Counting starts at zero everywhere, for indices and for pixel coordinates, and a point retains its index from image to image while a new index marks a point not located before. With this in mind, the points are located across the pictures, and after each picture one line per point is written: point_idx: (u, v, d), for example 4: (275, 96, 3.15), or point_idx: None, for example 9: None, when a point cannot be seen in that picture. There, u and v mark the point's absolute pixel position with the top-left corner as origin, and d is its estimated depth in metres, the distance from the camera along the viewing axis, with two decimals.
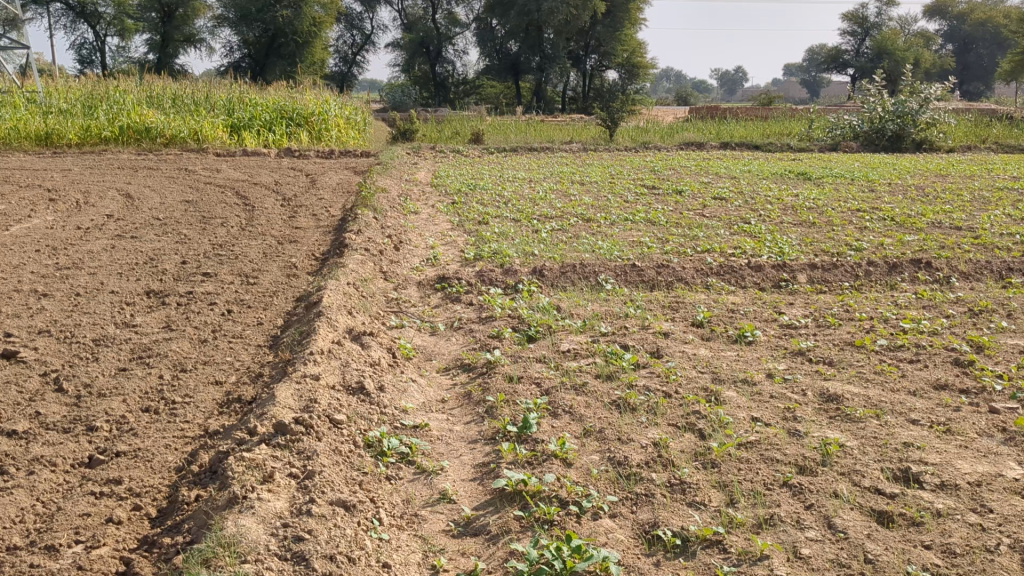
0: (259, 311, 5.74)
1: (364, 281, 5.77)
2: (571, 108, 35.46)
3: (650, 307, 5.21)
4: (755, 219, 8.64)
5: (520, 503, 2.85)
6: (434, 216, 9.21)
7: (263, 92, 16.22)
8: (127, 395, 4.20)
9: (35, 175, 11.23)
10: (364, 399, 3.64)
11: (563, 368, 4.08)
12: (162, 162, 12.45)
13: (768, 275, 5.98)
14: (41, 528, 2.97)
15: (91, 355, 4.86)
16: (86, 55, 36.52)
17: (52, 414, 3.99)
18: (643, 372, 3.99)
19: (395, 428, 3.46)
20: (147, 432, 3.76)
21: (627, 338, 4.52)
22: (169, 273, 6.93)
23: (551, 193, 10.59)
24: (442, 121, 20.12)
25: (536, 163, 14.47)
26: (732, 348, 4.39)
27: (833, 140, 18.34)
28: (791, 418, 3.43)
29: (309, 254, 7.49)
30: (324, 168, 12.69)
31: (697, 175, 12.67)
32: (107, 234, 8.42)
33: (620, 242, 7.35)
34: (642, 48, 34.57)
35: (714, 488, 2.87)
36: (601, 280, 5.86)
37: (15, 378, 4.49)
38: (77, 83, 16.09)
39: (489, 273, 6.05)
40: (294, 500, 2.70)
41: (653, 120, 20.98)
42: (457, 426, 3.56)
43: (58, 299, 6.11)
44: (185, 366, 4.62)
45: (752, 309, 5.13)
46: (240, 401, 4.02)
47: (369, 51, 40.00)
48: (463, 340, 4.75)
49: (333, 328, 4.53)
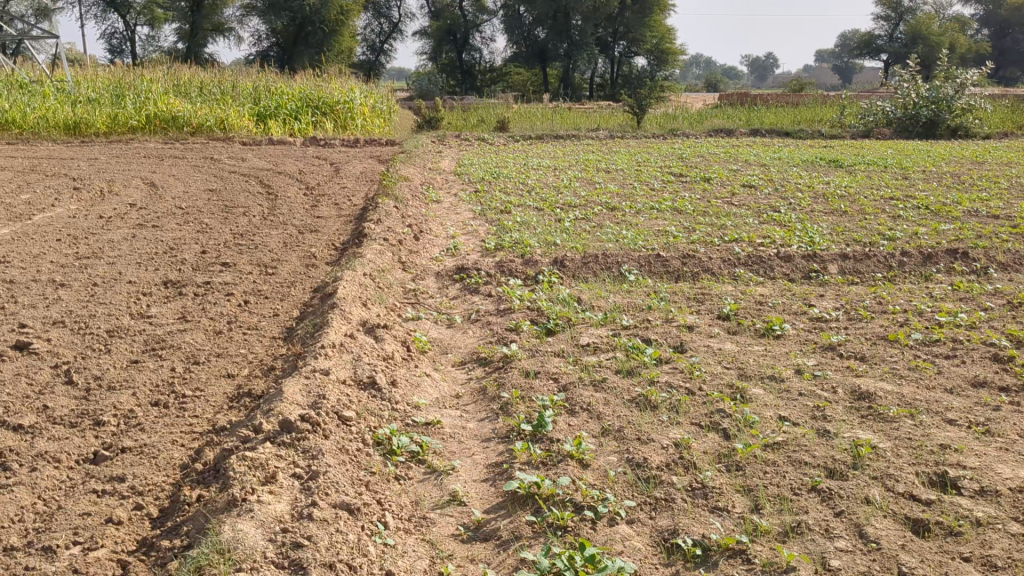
0: (275, 302, 5.64)
1: (381, 271, 5.65)
2: (599, 94, 35.21)
3: (675, 298, 5.06)
4: (784, 207, 8.45)
5: (532, 507, 2.72)
6: (457, 204, 9.09)
7: (290, 80, 16.13)
8: (136, 389, 4.11)
9: (61, 164, 11.22)
10: (374, 395, 3.52)
11: (581, 363, 3.94)
12: (188, 151, 12.41)
13: (798, 266, 5.80)
14: (40, 528, 2.87)
15: (104, 347, 4.78)
16: (116, 45, 36.69)
17: (59, 408, 3.90)
18: (666, 368, 3.85)
19: (406, 424, 3.33)
20: (155, 427, 3.66)
21: (650, 332, 4.37)
22: (188, 263, 6.86)
23: (576, 181, 10.44)
24: (469, 108, 19.96)
25: (561, 150, 14.31)
26: (759, 342, 4.23)
27: (866, 126, 18.03)
28: (821, 418, 3.27)
29: (329, 244, 7.40)
30: (348, 157, 12.59)
31: (726, 162, 12.46)
32: (129, 223, 8.35)
33: (645, 231, 7.20)
34: (672, 34, 34.24)
35: (738, 493, 2.73)
36: (624, 270, 5.71)
37: (25, 370, 4.42)
38: (105, 72, 16.11)
39: (509, 263, 5.92)
40: (296, 502, 2.59)
41: (682, 107, 20.72)
42: (471, 423, 3.44)
43: (75, 289, 6.04)
44: (197, 359, 4.52)
45: (781, 301, 4.96)
46: (251, 395, 3.91)
47: (397, 38, 39.88)
48: (480, 333, 4.63)
49: (347, 320, 4.41)
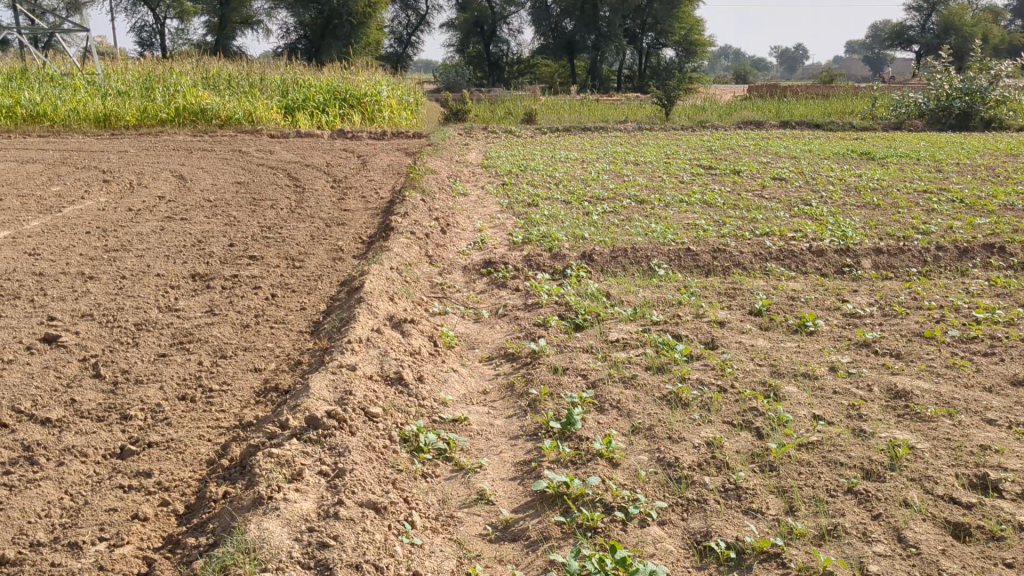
0: (302, 296, 5.63)
1: (409, 265, 5.62)
2: (627, 86, 35.06)
3: (706, 293, 4.99)
4: (816, 201, 8.35)
5: (561, 507, 2.67)
6: (484, 197, 9.05)
7: (317, 73, 16.13)
8: (164, 382, 4.10)
9: (90, 156, 11.28)
10: (401, 391, 3.49)
11: (610, 359, 3.89)
12: (216, 144, 12.44)
13: (830, 260, 5.71)
14: (66, 523, 2.86)
15: (131, 340, 4.78)
16: (146, 38, 36.95)
17: (87, 401, 3.90)
18: (696, 364, 3.79)
19: (433, 421, 3.29)
20: (182, 422, 3.65)
21: (680, 327, 4.31)
22: (216, 256, 6.86)
23: (604, 174, 10.38)
24: (496, 100, 19.89)
25: (589, 142, 14.23)
26: (792, 338, 4.16)
27: (898, 118, 17.81)
28: (856, 417, 3.20)
29: (356, 237, 7.38)
30: (375, 150, 12.58)
31: (756, 154, 12.35)
32: (157, 216, 8.38)
33: (674, 224, 7.12)
34: (700, 25, 33.98)
35: (772, 494, 2.66)
36: (654, 264, 5.64)
37: (54, 364, 4.42)
38: (134, 64, 16.20)
39: (537, 257, 5.87)
40: (323, 501, 2.55)
41: (711, 99, 20.57)
42: (498, 420, 3.39)
43: (104, 282, 6.06)
44: (224, 353, 4.50)
45: (814, 297, 4.88)
46: (277, 390, 3.89)
47: (424, 30, 39.86)
48: (508, 327, 4.59)
49: (374, 315, 4.38)
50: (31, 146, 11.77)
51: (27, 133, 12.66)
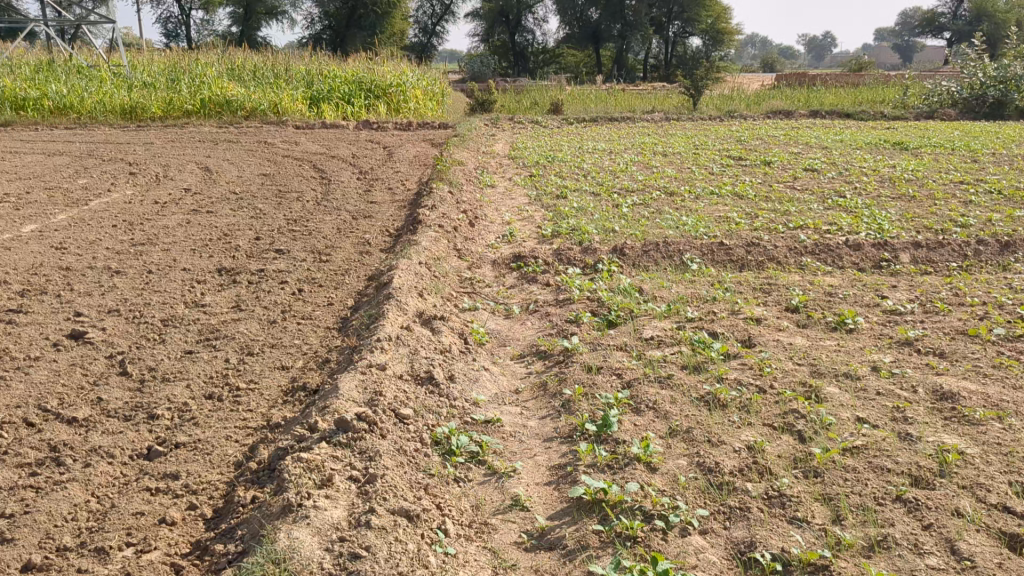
0: (329, 290, 5.57)
1: (437, 259, 5.55)
2: (653, 75, 34.83)
3: (741, 289, 4.89)
4: (850, 192, 8.21)
5: (599, 515, 2.59)
6: (511, 189, 8.97)
7: (343, 63, 16.08)
8: (190, 381, 4.05)
9: (118, 148, 11.29)
10: (432, 391, 3.42)
11: (645, 358, 3.79)
12: (242, 135, 12.42)
13: (867, 255, 5.59)
14: (93, 527, 2.82)
15: (158, 337, 4.74)
16: (171, 29, 37.13)
17: (114, 400, 3.86)
18: (734, 364, 3.69)
19: (465, 423, 3.22)
20: (209, 421, 3.59)
21: (716, 325, 4.21)
22: (242, 249, 6.82)
23: (632, 165, 10.26)
24: (521, 90, 19.78)
25: (616, 133, 14.11)
26: (832, 337, 4.05)
27: (930, 107, 17.57)
28: (902, 419, 3.10)
29: (383, 230, 7.32)
30: (401, 141, 12.52)
31: (786, 145, 12.19)
32: (184, 209, 8.35)
33: (706, 217, 7.01)
34: (727, 13, 33.65)
35: (818, 502, 2.57)
36: (686, 259, 5.54)
37: (81, 361, 4.38)
38: (161, 56, 16.21)
39: (567, 251, 5.78)
40: (354, 508, 2.48)
41: (739, 88, 20.35)
42: (532, 421, 3.31)
43: (130, 277, 6.03)
44: (251, 350, 4.45)
45: (852, 293, 4.76)
46: (306, 389, 3.83)
47: (449, 20, 39.77)
48: (539, 324, 4.50)
49: (403, 312, 4.31)
50: (58, 138, 11.80)
51: (55, 124, 12.69)
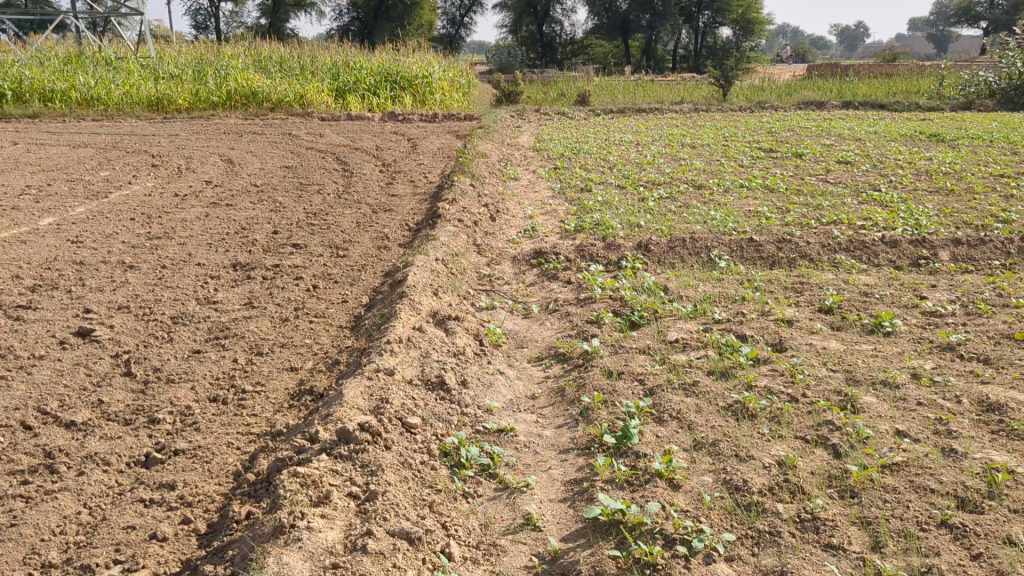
0: (345, 287, 5.41)
1: (455, 256, 5.38)
2: (683, 66, 34.52)
3: (771, 288, 4.67)
4: (885, 186, 7.95)
5: (617, 538, 2.40)
6: (535, 182, 8.78)
7: (369, 55, 15.91)
8: (195, 382, 3.90)
9: (142, 140, 11.21)
10: (443, 397, 3.24)
11: (669, 363, 3.59)
12: (267, 127, 12.31)
13: (905, 252, 5.35)
14: (81, 542, 2.66)
15: (166, 335, 4.59)
16: (202, 21, 37.27)
17: (115, 403, 3.70)
18: (764, 370, 3.49)
19: (477, 432, 3.04)
20: (211, 427, 3.43)
21: (745, 327, 4.00)
22: (259, 244, 6.67)
23: (660, 157, 10.04)
24: (549, 82, 19.53)
25: (644, 124, 13.87)
26: (869, 341, 3.83)
27: (966, 98, 17.18)
28: (946, 434, 2.88)
29: (402, 225, 7.15)
30: (426, 132, 12.35)
31: (818, 136, 11.91)
32: (203, 201, 8.23)
33: (735, 211, 6.78)
34: (758, 3, 33.17)
35: (854, 526, 2.37)
36: (714, 256, 5.32)
37: (85, 361, 4.24)
38: (188, 48, 16.14)
39: (590, 247, 5.58)
40: (350, 530, 2.31)
41: (769, 79, 20.01)
42: (547, 431, 3.12)
43: (144, 272, 5.90)
44: (261, 350, 4.30)
45: (889, 293, 4.54)
46: (313, 394, 3.67)
47: (477, 11, 39.57)
48: (559, 325, 4.31)
49: (416, 312, 4.14)
50: (83, 129, 11.74)
51: (82, 116, 12.64)
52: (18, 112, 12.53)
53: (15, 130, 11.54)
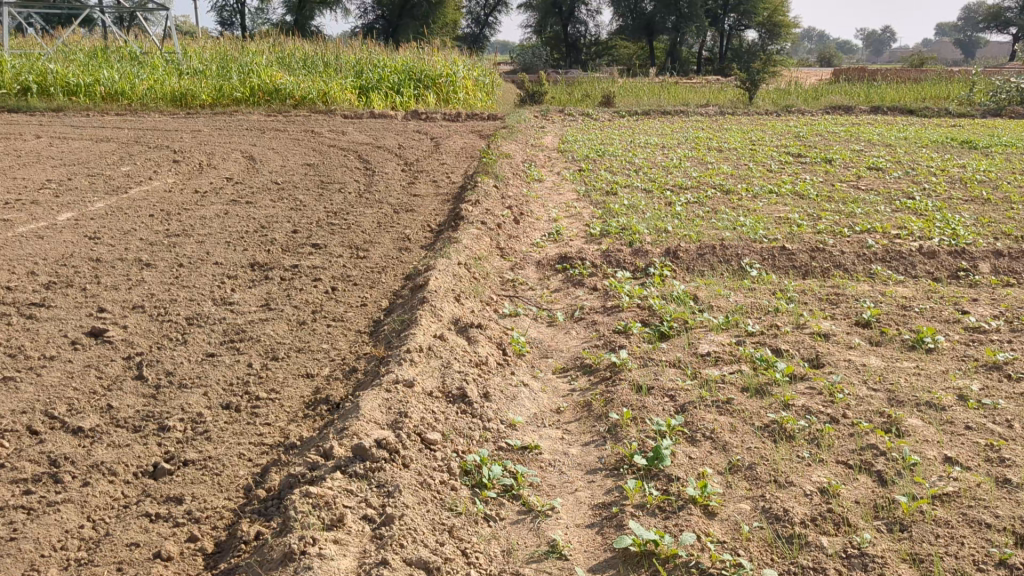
0: (364, 290, 5.27)
1: (478, 259, 5.23)
2: (708, 69, 34.28)
3: (806, 300, 4.50)
4: (918, 194, 7.74)
5: (649, 571, 2.25)
6: (559, 183, 8.63)
7: (394, 53, 15.78)
8: (208, 388, 3.76)
9: (164, 135, 11.12)
10: (464, 411, 3.09)
11: (701, 377, 3.43)
12: (289, 124, 12.21)
13: (944, 263, 5.17)
14: (82, 559, 2.53)
15: (180, 337, 4.46)
16: (227, 18, 37.37)
17: (124, 408, 3.57)
18: (801, 388, 3.32)
19: (500, 449, 2.89)
20: (223, 436, 3.30)
21: (780, 341, 3.84)
22: (278, 243, 6.55)
23: (687, 160, 9.87)
24: (573, 82, 19.37)
25: (669, 127, 13.69)
26: (911, 358, 3.66)
27: (998, 104, 16.87)
28: (998, 462, 2.72)
29: (424, 226, 7.01)
30: (449, 132, 12.20)
31: (848, 141, 11.70)
32: (223, 199, 8.13)
33: (765, 218, 6.61)
34: (785, 6, 32.91)
35: (905, 564, 2.21)
36: (745, 264, 5.15)
37: (97, 363, 4.12)
38: (213, 44, 16.07)
39: (617, 253, 5.43)
40: (366, 559, 2.17)
41: (796, 82, 19.75)
42: (573, 449, 2.97)
43: (160, 270, 5.79)
44: (276, 354, 4.16)
45: (929, 307, 4.36)
46: (329, 403, 3.53)
47: (502, 11, 39.48)
48: (584, 334, 4.16)
49: (437, 318, 3.99)
50: (106, 123, 11.69)
51: (106, 110, 12.58)
52: (42, 106, 12.49)
53: (38, 124, 11.50)
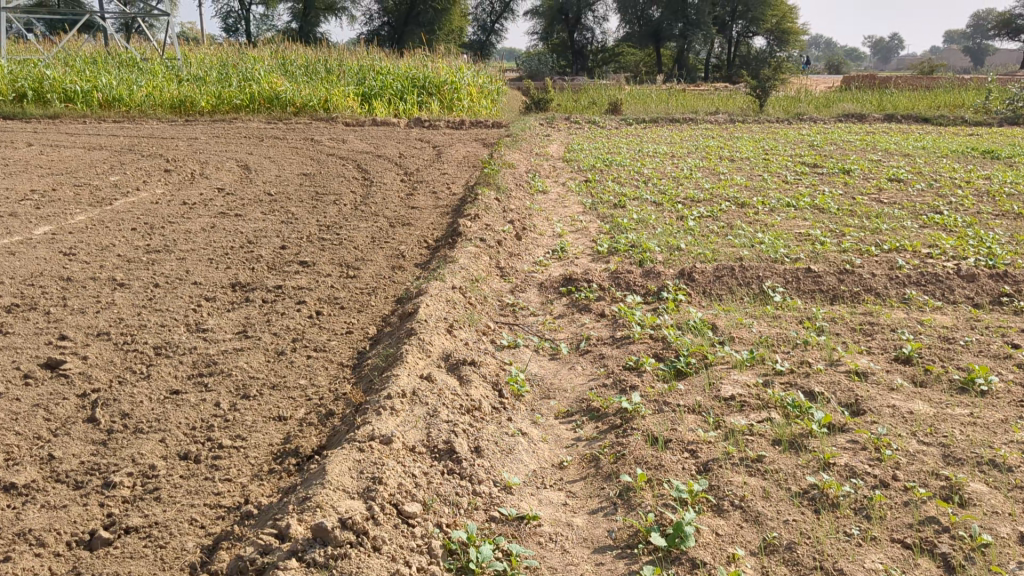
0: (351, 315, 4.84)
1: (475, 282, 4.80)
2: (715, 75, 33.88)
3: (838, 331, 4.07)
4: (945, 208, 7.30)
5: None
6: (565, 195, 8.20)
7: (397, 60, 15.35)
8: (166, 434, 3.32)
9: (159, 144, 10.71)
10: (452, 471, 2.66)
11: (726, 428, 2.99)
12: (289, 131, 11.80)
13: (985, 288, 4.73)
14: None
15: (144, 370, 4.02)
16: (232, 25, 37.08)
17: (68, 458, 3.13)
18: (841, 442, 2.88)
19: (492, 520, 2.46)
20: (175, 495, 2.87)
21: (813, 381, 3.40)
22: (264, 260, 6.13)
23: (698, 170, 9.44)
24: (578, 90, 18.97)
25: (678, 135, 13.25)
26: (964, 403, 3.22)
27: (1015, 112, 16.44)
28: None
29: (420, 242, 6.59)
30: (451, 140, 11.79)
31: (864, 151, 11.24)
32: (212, 211, 7.71)
33: (784, 234, 6.17)
34: (794, 13, 32.47)
35: None
36: (767, 288, 4.71)
37: (46, 401, 3.67)
38: (214, 49, 15.68)
39: (626, 274, 4.99)
40: None
41: (805, 90, 19.28)
42: (579, 518, 2.53)
43: (134, 291, 5.36)
44: (247, 392, 3.72)
45: (975, 339, 3.92)
46: (298, 455, 3.10)
47: (508, 18, 39.14)
48: (591, 370, 3.72)
49: (426, 354, 3.56)
50: (102, 131, 11.28)
51: (102, 117, 12.17)
52: (38, 113, 12.08)
53: (32, 131, 11.09)
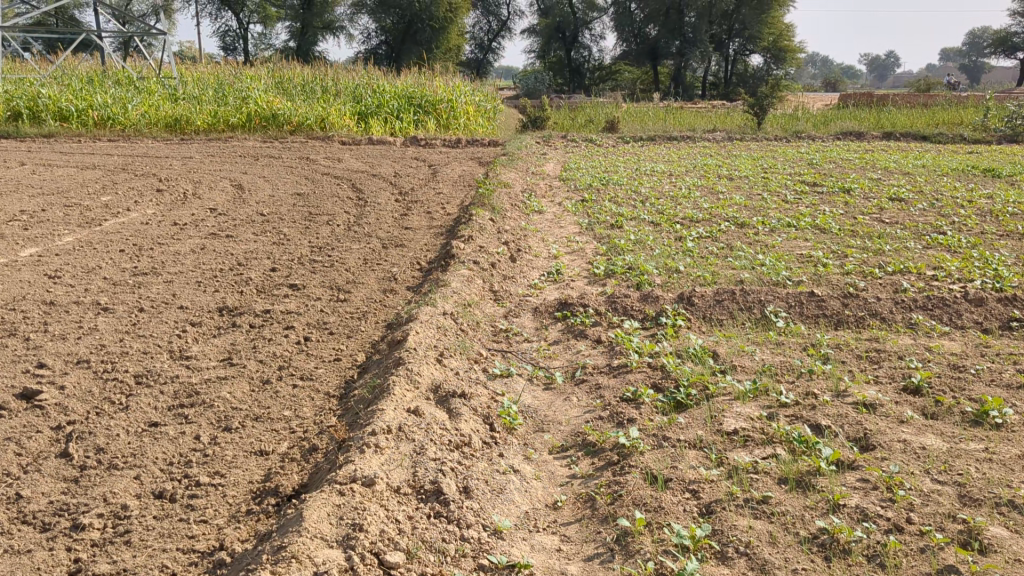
0: (341, 341, 4.69)
1: (467, 307, 4.66)
2: (712, 93, 33.86)
3: (844, 358, 3.92)
4: (948, 228, 7.16)
5: None
6: (561, 215, 8.06)
7: (394, 78, 15.26)
8: (142, 470, 3.16)
9: (153, 163, 10.58)
10: (440, 515, 2.51)
11: (729, 466, 2.84)
12: (285, 150, 11.67)
13: (993, 312, 4.58)
14: None
15: (123, 401, 3.86)
16: (229, 43, 37.02)
17: (36, 498, 2.97)
18: (851, 481, 2.72)
19: (481, 569, 2.30)
20: (148, 538, 2.71)
21: (820, 414, 3.24)
22: (253, 283, 5.98)
23: (696, 189, 9.33)
24: (575, 108, 18.86)
25: (676, 153, 13.14)
26: (978, 437, 3.07)
27: (1014, 130, 16.35)
28: None
29: (413, 264, 6.45)
30: (447, 158, 11.67)
31: (864, 169, 11.12)
32: (202, 231, 7.56)
33: (785, 255, 6.03)
34: (791, 31, 32.49)
35: None
36: (769, 313, 4.56)
37: (18, 435, 3.51)
38: (211, 69, 15.58)
39: (623, 298, 4.85)
40: None
41: (802, 107, 19.19)
42: (573, 566, 2.38)
43: (118, 316, 5.21)
44: (229, 423, 3.57)
45: (985, 367, 3.77)
46: (278, 496, 2.95)
47: (506, 37, 39.15)
48: (587, 401, 3.57)
49: (414, 386, 3.41)
50: (95, 150, 11.15)
51: (96, 136, 12.04)
52: (32, 132, 11.94)
53: (24, 150, 10.95)
